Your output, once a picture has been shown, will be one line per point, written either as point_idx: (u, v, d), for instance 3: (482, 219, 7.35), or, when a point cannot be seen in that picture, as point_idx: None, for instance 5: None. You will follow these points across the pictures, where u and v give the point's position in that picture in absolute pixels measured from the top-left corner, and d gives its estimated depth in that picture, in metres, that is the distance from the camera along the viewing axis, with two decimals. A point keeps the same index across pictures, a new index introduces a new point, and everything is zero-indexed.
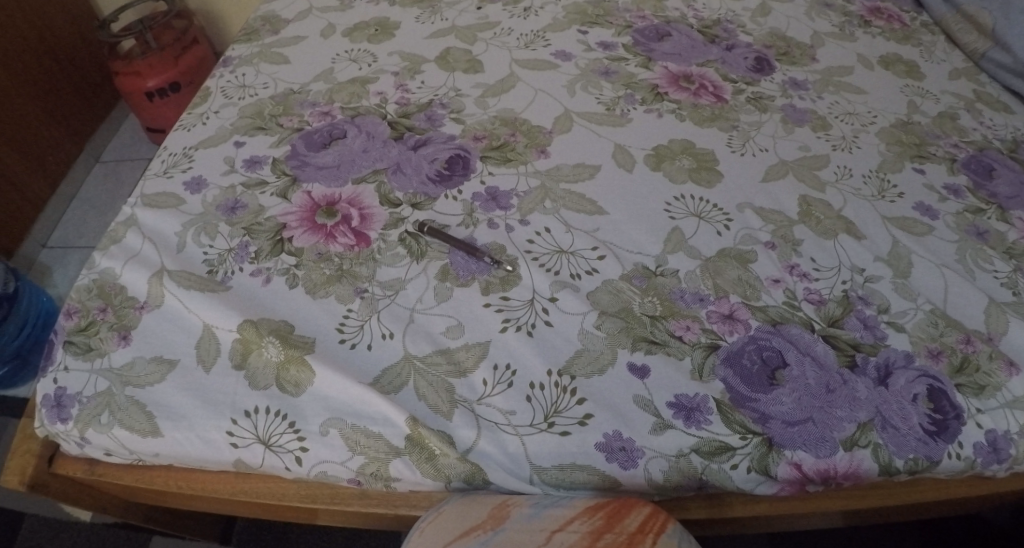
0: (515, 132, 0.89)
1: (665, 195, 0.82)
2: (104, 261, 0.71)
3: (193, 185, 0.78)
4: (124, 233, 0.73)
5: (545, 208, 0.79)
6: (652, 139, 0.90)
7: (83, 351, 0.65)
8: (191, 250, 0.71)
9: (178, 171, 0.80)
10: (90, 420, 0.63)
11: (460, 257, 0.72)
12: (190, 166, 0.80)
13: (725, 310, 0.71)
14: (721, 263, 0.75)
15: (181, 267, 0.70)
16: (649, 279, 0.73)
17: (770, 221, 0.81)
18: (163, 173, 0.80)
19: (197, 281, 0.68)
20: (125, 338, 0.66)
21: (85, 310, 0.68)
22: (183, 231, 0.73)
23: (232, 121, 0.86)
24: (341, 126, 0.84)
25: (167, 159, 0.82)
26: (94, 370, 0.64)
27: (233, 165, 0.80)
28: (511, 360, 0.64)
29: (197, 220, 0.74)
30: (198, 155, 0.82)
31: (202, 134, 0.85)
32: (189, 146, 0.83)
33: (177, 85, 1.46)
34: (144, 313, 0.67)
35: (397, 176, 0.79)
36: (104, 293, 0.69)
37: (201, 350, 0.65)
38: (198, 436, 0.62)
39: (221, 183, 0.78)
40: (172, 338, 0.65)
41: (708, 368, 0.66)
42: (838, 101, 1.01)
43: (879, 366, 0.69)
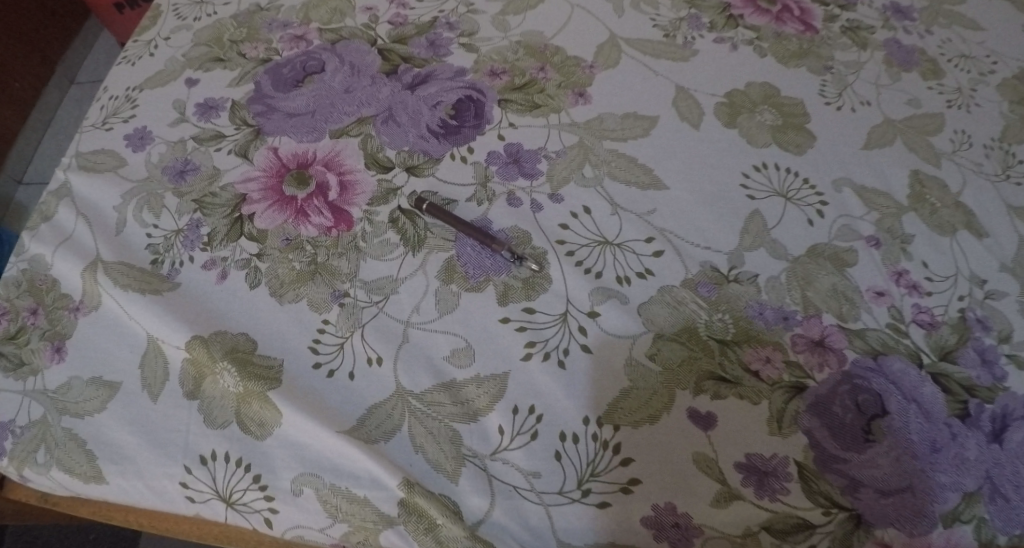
0: (545, 65, 0.68)
1: (741, 164, 0.64)
2: (35, 245, 0.56)
3: (136, 139, 0.61)
4: (55, 207, 0.58)
5: (584, 177, 0.61)
6: (723, 82, 0.70)
7: (13, 368, 0.53)
8: (132, 232, 0.56)
9: (119, 121, 0.62)
10: (26, 457, 0.52)
11: (474, 246, 0.55)
12: (134, 113, 0.63)
13: (815, 335, 0.55)
14: (812, 265, 0.58)
15: (119, 256, 0.55)
16: (720, 286, 0.55)
17: (874, 206, 0.63)
18: (102, 123, 0.63)
19: (137, 276, 0.54)
20: (58, 352, 0.53)
21: (14, 311, 0.55)
22: (122, 204, 0.57)
23: (185, 49, 0.67)
24: (318, 55, 0.64)
25: (106, 104, 0.64)
26: (27, 392, 0.53)
27: (184, 111, 0.62)
28: (536, 400, 0.49)
29: (139, 190, 0.58)
30: (144, 96, 0.64)
31: (148, 69, 0.66)
32: (133, 84, 0.65)
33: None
34: (80, 317, 0.54)
35: (388, 128, 0.60)
36: (34, 289, 0.55)
37: (146, 370, 0.52)
38: (148, 486, 0.51)
39: (169, 136, 0.61)
40: (111, 353, 0.53)
41: (790, 417, 0.52)
42: (949, 39, 0.79)
43: (996, 416, 0.55)
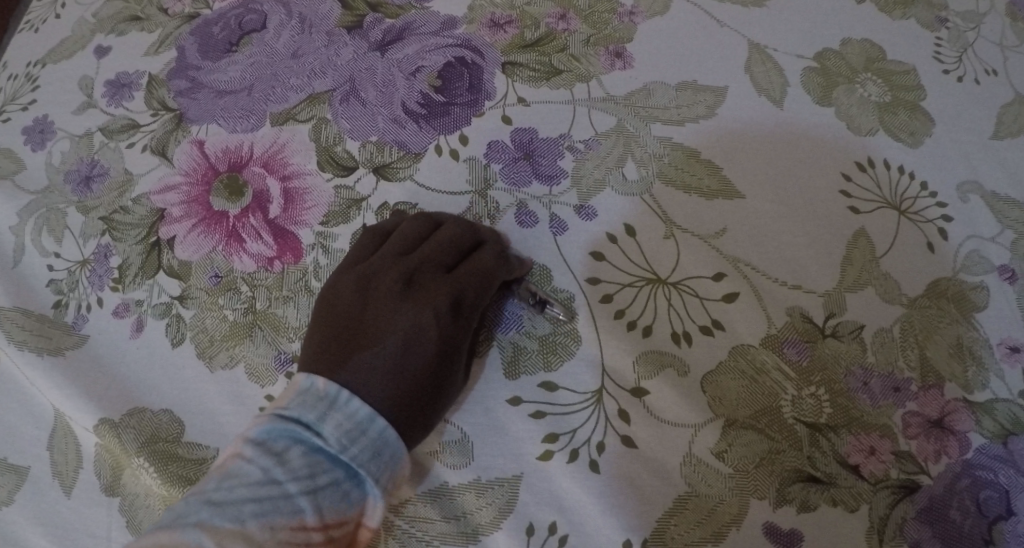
0: (567, 12, 0.50)
1: (835, 162, 0.47)
2: None
3: (36, 133, 0.47)
4: None
5: (622, 181, 0.44)
6: (812, 40, 0.52)
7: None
8: (33, 265, 0.43)
9: (18, 107, 0.48)
10: None
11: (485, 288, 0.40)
12: (34, 98, 0.48)
13: (933, 413, 0.41)
14: (929, 310, 0.44)
15: (16, 298, 0.42)
16: (813, 347, 0.41)
17: (1009, 221, 0.47)
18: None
19: (38, 328, 0.42)
20: None
21: None
22: (19, 224, 0.44)
23: (97, 7, 0.51)
24: (258, 6, 0.48)
25: (6, 87, 0.50)
26: None
27: (91, 92, 0.47)
28: (561, 515, 0.36)
29: (39, 205, 0.44)
30: (47, 73, 0.49)
31: (54, 36, 0.51)
32: (36, 58, 0.50)
33: None
34: None
35: (353, 110, 0.45)
36: None
37: (57, 454, 0.40)
38: None
39: (74, 129, 0.46)
40: (11, 427, 0.41)
41: (894, 527, 0.39)
42: None
43: None
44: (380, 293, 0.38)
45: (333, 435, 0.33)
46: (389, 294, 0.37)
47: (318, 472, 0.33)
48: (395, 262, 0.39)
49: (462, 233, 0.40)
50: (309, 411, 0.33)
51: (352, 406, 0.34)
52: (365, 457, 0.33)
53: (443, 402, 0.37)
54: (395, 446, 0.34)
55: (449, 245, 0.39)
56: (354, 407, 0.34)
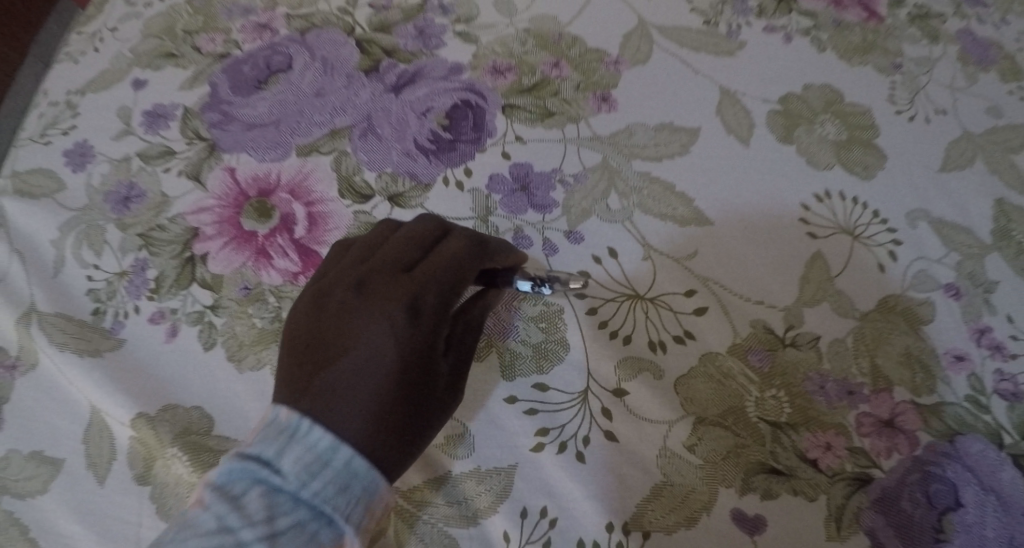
0: (559, 61, 0.56)
1: (797, 193, 0.53)
2: None
3: (77, 155, 0.51)
4: None
5: (608, 210, 0.50)
6: (778, 86, 0.59)
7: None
8: (71, 274, 0.47)
9: (58, 131, 0.52)
10: None
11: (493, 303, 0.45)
12: (75, 123, 0.52)
13: (883, 414, 0.47)
14: (880, 324, 0.49)
15: (55, 304, 0.46)
16: (775, 355, 0.47)
17: (954, 245, 0.53)
18: (39, 136, 0.52)
19: (77, 332, 0.45)
20: None
21: None
22: (60, 237, 0.48)
23: (133, 43, 0.56)
24: (284, 49, 0.54)
25: (45, 112, 0.53)
26: None
27: (130, 121, 0.52)
28: (550, 500, 0.41)
29: (79, 220, 0.48)
30: (87, 101, 0.53)
31: (92, 68, 0.55)
32: (75, 87, 0.54)
33: None
34: (17, 378, 0.45)
35: (369, 141, 0.50)
36: None
37: (92, 447, 0.43)
38: None
39: (113, 153, 0.51)
40: (46, 422, 0.44)
41: (851, 514, 0.44)
42: None
43: None
44: (341, 310, 0.39)
45: (291, 471, 0.34)
46: (346, 309, 0.39)
47: (280, 513, 0.34)
48: (352, 278, 0.40)
49: (416, 240, 0.42)
50: (268, 449, 0.34)
51: (313, 436, 0.34)
52: (330, 492, 0.34)
53: (412, 413, 0.38)
54: (363, 476, 0.35)
55: (402, 252, 0.42)
56: (314, 440, 0.34)
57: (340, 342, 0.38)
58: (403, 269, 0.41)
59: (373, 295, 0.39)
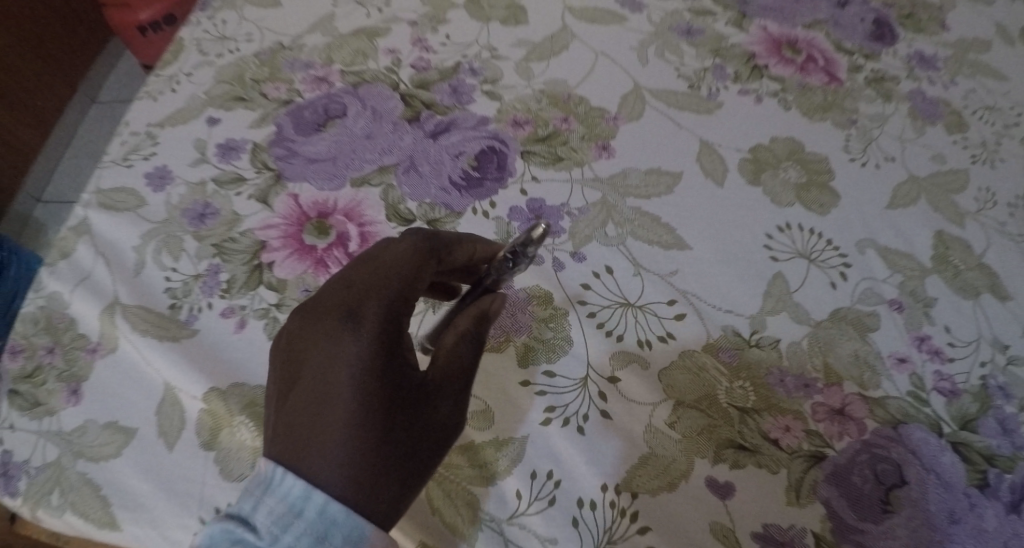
0: (568, 116, 0.69)
1: (764, 223, 0.64)
2: (52, 282, 0.56)
3: (156, 177, 0.62)
4: (74, 244, 0.58)
5: (606, 236, 0.61)
6: (748, 137, 0.70)
7: (27, 408, 0.53)
8: (150, 275, 0.57)
9: (140, 157, 0.63)
10: (38, 499, 0.51)
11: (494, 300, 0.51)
12: (155, 151, 0.63)
13: (835, 403, 0.55)
14: (833, 330, 0.59)
15: (138, 299, 0.56)
16: (742, 352, 0.56)
17: (899, 269, 0.63)
18: (122, 159, 0.63)
19: (156, 321, 0.55)
20: (74, 395, 0.53)
21: (31, 349, 0.54)
22: (141, 244, 0.58)
23: (207, 86, 0.67)
24: (340, 99, 0.66)
25: (127, 140, 0.64)
26: (41, 433, 0.52)
27: (205, 152, 0.63)
28: (556, 466, 0.50)
29: (158, 230, 0.59)
30: (165, 133, 0.64)
31: (169, 105, 0.66)
32: (154, 120, 0.65)
33: (174, 18, 1.11)
34: (97, 359, 0.54)
35: (411, 177, 0.62)
36: (51, 328, 0.55)
37: (163, 418, 0.52)
38: (162, 536, 0.50)
39: (189, 177, 0.62)
40: (124, 397, 0.53)
41: (808, 486, 0.52)
42: (975, 90, 0.81)
43: (1015, 488, 0.55)
44: (305, 351, 0.44)
45: (265, 526, 0.39)
46: (306, 349, 0.44)
47: None
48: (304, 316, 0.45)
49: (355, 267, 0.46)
50: (244, 508, 0.39)
51: (283, 489, 0.39)
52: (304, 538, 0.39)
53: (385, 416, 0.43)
54: (335, 509, 0.39)
55: (342, 281, 0.46)
56: (283, 492, 0.39)
57: (309, 387, 0.43)
58: (341, 292, 0.45)
59: (320, 326, 0.44)
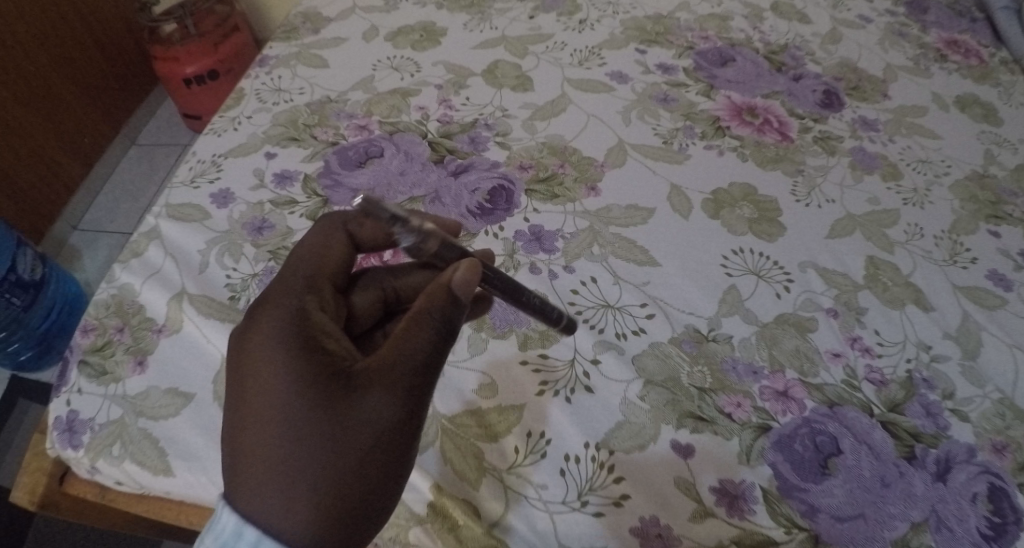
0: (564, 163, 0.84)
1: (723, 247, 0.78)
2: (125, 275, 0.71)
3: (220, 198, 0.77)
4: (146, 246, 0.73)
5: (593, 254, 0.75)
6: (711, 181, 0.85)
7: (98, 375, 0.65)
8: (213, 272, 0.71)
9: (205, 181, 0.79)
10: (101, 450, 0.62)
11: (453, 275, 0.48)
12: (219, 176, 0.79)
13: (779, 387, 0.67)
14: (778, 329, 0.71)
15: (202, 290, 0.69)
16: (701, 344, 0.68)
17: (834, 284, 0.76)
18: (190, 182, 0.79)
19: (217, 308, 0.68)
20: (140, 365, 0.65)
21: (102, 328, 0.68)
22: (206, 248, 0.73)
23: (265, 128, 0.85)
24: (379, 143, 0.82)
25: (195, 166, 0.81)
26: (108, 396, 0.64)
27: (263, 179, 0.79)
28: (547, 427, 0.61)
29: (222, 238, 0.74)
30: (229, 163, 0.81)
31: (232, 141, 0.83)
32: (218, 153, 0.82)
33: (215, 73, 1.45)
34: (162, 337, 0.67)
35: (436, 206, 0.77)
36: (122, 311, 0.68)
37: (218, 386, 0.64)
38: (212, 480, 0.61)
39: (249, 199, 0.77)
40: (186, 370, 0.65)
41: (757, 451, 0.62)
42: (910, 145, 0.95)
43: (939, 460, 0.65)
44: (236, 392, 0.47)
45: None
46: (238, 390, 0.47)
47: None
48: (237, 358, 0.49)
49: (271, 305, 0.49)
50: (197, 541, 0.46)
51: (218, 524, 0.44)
52: None
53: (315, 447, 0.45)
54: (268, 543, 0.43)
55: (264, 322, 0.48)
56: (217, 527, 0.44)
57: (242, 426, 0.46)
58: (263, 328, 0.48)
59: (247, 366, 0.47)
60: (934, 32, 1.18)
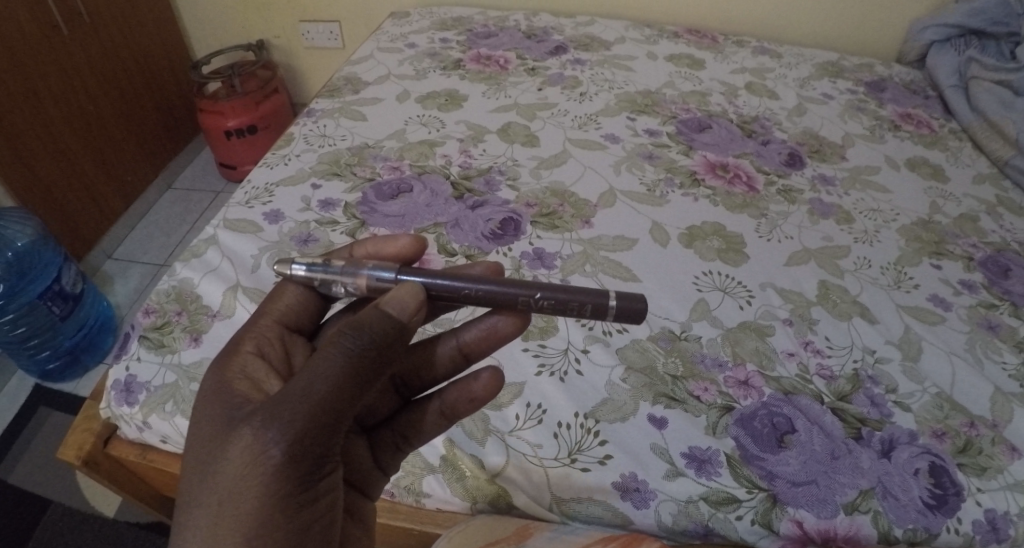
0: (563, 202, 1.00)
1: (695, 269, 0.91)
2: (185, 271, 0.87)
3: (271, 216, 0.93)
4: (205, 250, 0.89)
5: (585, 271, 0.89)
6: (687, 219, 1.00)
7: (157, 346, 0.79)
8: (264, 272, 0.86)
9: (259, 203, 0.96)
10: (155, 406, 0.75)
11: (389, 305, 0.54)
12: (271, 199, 0.96)
13: (741, 376, 0.78)
14: (741, 333, 0.83)
15: (253, 285, 0.85)
16: (674, 341, 0.80)
17: (790, 300, 0.88)
18: (245, 203, 0.96)
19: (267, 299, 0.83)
20: (195, 341, 0.80)
21: (162, 311, 0.83)
22: (258, 254, 0.88)
23: (311, 165, 1.02)
24: (409, 182, 1.00)
25: (250, 191, 0.98)
26: (164, 364, 0.78)
27: (310, 204, 0.95)
28: (543, 400, 0.73)
29: (273, 247, 0.89)
30: (279, 190, 0.98)
31: (282, 173, 1.01)
32: (271, 182, 0.99)
33: (253, 127, 1.72)
34: (216, 320, 0.81)
35: (455, 230, 0.92)
36: (181, 299, 0.84)
37: None
38: None
39: (297, 218, 0.93)
40: None
41: (722, 426, 0.73)
42: (863, 198, 1.10)
43: (884, 440, 0.75)
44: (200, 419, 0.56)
45: None
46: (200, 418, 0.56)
47: None
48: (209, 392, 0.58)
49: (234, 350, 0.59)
50: None
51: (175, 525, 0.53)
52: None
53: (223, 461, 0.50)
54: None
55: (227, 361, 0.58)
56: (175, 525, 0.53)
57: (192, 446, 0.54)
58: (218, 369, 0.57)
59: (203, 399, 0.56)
60: (890, 107, 1.35)
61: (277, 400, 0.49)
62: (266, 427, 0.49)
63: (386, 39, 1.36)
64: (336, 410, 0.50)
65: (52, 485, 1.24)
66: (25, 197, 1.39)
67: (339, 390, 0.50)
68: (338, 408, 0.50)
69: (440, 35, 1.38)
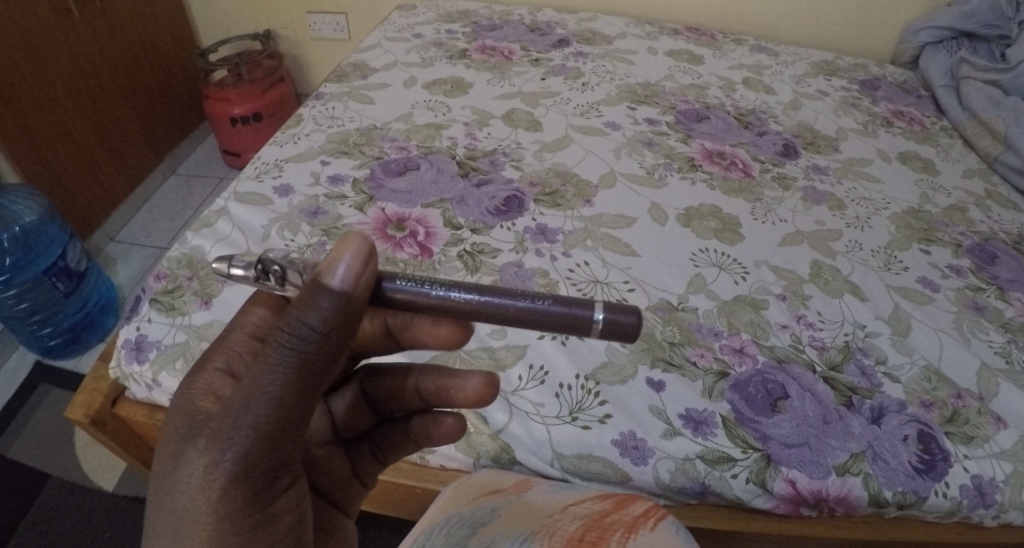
0: (565, 183, 1.02)
1: (692, 247, 0.94)
2: (196, 239, 0.89)
3: (281, 190, 0.96)
4: (216, 219, 0.91)
5: (586, 245, 0.92)
6: (685, 202, 1.03)
7: (169, 309, 0.81)
8: (274, 241, 0.88)
9: (269, 177, 0.98)
10: (166, 364, 0.77)
11: (331, 275, 0.49)
12: (281, 174, 0.99)
13: (737, 344, 0.81)
14: (737, 306, 0.85)
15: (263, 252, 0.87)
16: (672, 312, 0.83)
17: (784, 277, 0.91)
18: (256, 177, 0.98)
19: None
20: (205, 304, 0.82)
21: (173, 276, 0.85)
22: (268, 224, 0.90)
23: (320, 143, 1.05)
24: (416, 160, 1.02)
25: (260, 167, 1.00)
26: (174, 325, 0.80)
27: (319, 179, 0.98)
28: (545, 362, 0.75)
29: (282, 218, 0.91)
30: (288, 166, 1.00)
31: (292, 151, 1.03)
32: (280, 158, 1.02)
33: (259, 115, 1.75)
34: (226, 285, 0.83)
35: (461, 206, 0.95)
36: (191, 265, 0.86)
37: None
38: None
39: (306, 192, 0.96)
40: None
41: (718, 390, 0.75)
42: (855, 187, 1.13)
43: (874, 408, 0.77)
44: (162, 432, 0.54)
45: None
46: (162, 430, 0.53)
47: None
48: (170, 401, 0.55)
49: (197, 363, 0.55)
50: None
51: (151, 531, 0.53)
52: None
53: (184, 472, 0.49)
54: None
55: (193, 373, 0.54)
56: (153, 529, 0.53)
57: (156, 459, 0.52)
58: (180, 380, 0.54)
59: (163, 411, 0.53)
60: (883, 104, 1.39)
61: (233, 408, 0.47)
62: (222, 437, 0.47)
63: (393, 28, 1.40)
64: (290, 418, 0.48)
65: (51, 460, 1.25)
66: (32, 174, 1.41)
67: (293, 392, 0.47)
68: (292, 412, 0.48)
69: (446, 26, 1.42)
